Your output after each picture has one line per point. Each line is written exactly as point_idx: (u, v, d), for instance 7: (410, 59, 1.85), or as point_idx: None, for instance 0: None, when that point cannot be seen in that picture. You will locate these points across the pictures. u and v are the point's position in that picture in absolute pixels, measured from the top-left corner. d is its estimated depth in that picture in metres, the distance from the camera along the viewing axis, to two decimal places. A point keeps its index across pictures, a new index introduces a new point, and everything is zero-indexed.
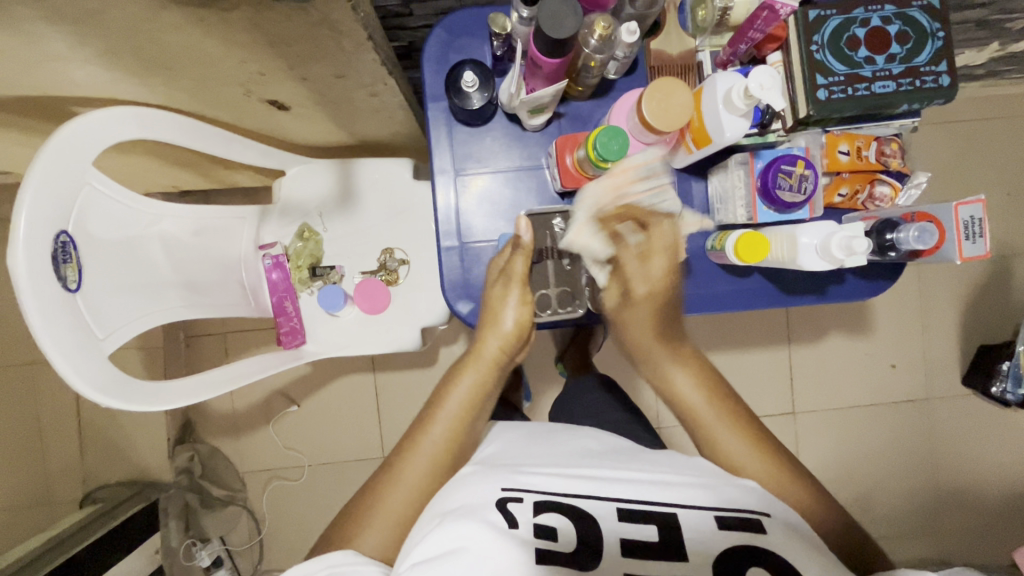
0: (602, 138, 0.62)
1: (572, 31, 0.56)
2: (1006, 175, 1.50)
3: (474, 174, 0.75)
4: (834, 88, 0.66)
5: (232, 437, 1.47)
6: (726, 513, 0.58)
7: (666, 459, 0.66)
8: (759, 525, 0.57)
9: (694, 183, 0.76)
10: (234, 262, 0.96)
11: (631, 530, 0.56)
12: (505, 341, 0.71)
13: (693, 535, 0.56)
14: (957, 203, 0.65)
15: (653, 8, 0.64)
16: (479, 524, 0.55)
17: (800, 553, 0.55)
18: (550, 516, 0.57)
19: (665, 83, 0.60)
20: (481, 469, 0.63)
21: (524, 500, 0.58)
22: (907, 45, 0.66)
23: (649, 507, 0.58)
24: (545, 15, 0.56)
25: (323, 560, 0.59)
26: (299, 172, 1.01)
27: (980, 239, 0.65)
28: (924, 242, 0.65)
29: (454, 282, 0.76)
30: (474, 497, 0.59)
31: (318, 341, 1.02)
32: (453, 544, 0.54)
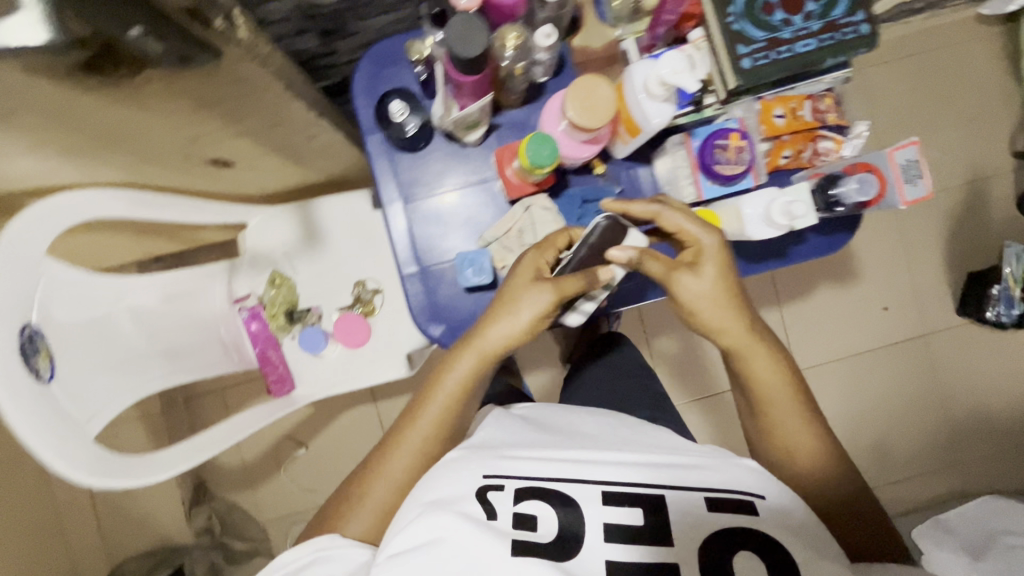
0: (531, 146, 0.62)
1: (481, 47, 0.56)
2: (965, 101, 1.51)
3: (423, 197, 0.74)
4: (756, 56, 0.66)
5: (247, 489, 1.47)
6: (716, 495, 0.62)
7: (671, 446, 0.68)
8: (750, 508, 0.61)
9: (640, 169, 0.76)
10: (211, 320, 0.97)
11: (616, 511, 0.61)
12: (512, 330, 0.67)
13: (680, 517, 0.60)
14: (891, 149, 0.66)
15: (565, 8, 0.65)
16: (455, 516, 0.58)
17: (790, 537, 0.59)
18: (530, 505, 0.61)
19: (585, 79, 0.60)
20: (466, 453, 0.66)
21: (505, 489, 0.62)
22: (822, 2, 0.67)
23: (631, 489, 0.62)
24: (453, 38, 0.56)
25: (311, 544, 0.64)
26: (261, 222, 1.02)
27: (919, 180, 0.65)
28: (866, 193, 0.67)
29: (422, 308, 0.74)
30: (455, 488, 0.62)
31: (307, 383, 1.03)
32: (431, 535, 0.57)
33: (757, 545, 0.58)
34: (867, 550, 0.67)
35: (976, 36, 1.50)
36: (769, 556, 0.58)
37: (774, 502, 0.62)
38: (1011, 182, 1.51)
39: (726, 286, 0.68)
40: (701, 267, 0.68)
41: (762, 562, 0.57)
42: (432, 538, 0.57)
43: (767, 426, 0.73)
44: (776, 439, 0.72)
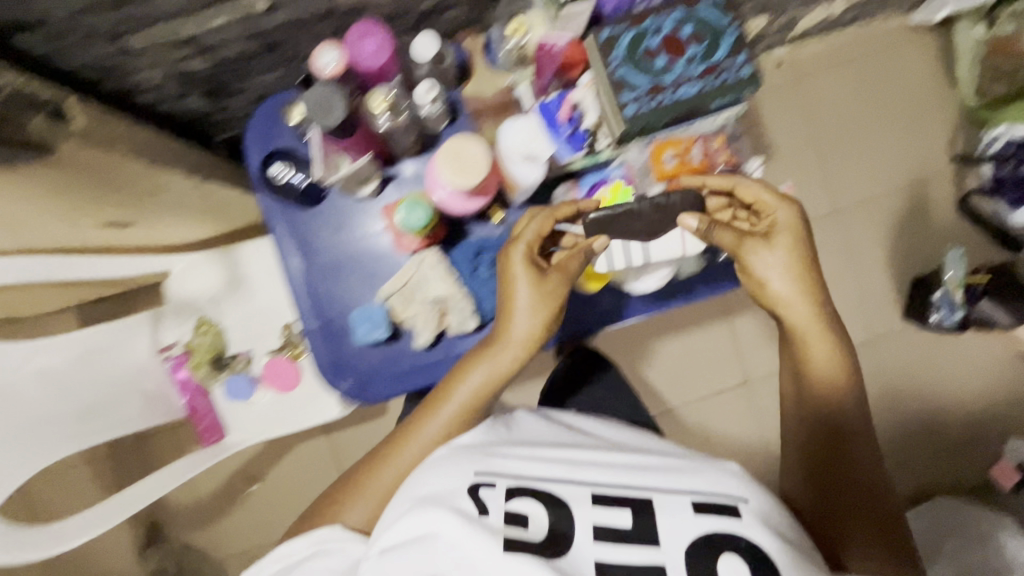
0: (405, 217, 0.64)
1: (343, 109, 0.55)
2: (901, 108, 1.53)
3: (324, 252, 0.73)
4: (639, 102, 0.66)
5: (202, 527, 1.46)
6: (704, 497, 0.59)
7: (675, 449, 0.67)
8: (734, 511, 0.58)
9: (542, 214, 0.75)
10: (134, 373, 0.96)
11: (605, 513, 0.58)
12: (534, 327, 0.68)
13: (667, 519, 0.57)
14: (762, 203, 0.78)
15: (446, 62, 0.65)
16: (446, 512, 0.56)
17: (775, 543, 0.56)
18: (520, 504, 0.58)
19: (453, 142, 0.60)
20: (452, 451, 0.63)
21: (495, 485, 0.59)
22: (704, 44, 0.67)
23: (619, 491, 0.59)
24: (312, 106, 0.55)
25: (313, 536, 0.65)
26: (184, 269, 1.01)
27: (786, 231, 0.77)
28: (738, 240, 0.76)
29: (326, 365, 0.73)
30: (448, 482, 0.59)
31: (239, 429, 1.02)
32: (421, 531, 0.56)
33: (743, 549, 0.56)
34: (875, 546, 0.66)
35: (910, 43, 1.51)
36: (757, 563, 0.55)
37: (757, 506, 0.59)
38: (950, 185, 1.54)
39: (798, 249, 0.70)
40: (776, 244, 0.70)
41: (745, 562, 0.55)
42: (426, 533, 0.56)
43: (817, 399, 0.73)
44: (823, 417, 0.73)
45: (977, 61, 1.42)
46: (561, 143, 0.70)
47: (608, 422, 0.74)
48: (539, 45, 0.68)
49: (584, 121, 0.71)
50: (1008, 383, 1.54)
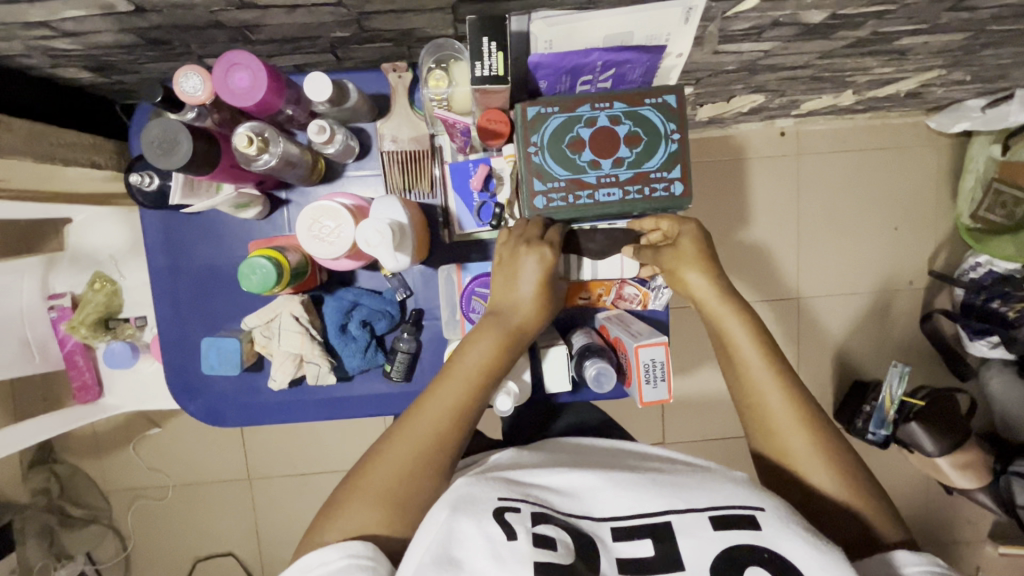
0: (259, 269, 0.56)
1: (189, 145, 0.50)
2: (894, 209, 1.46)
3: (195, 264, 0.68)
4: (552, 195, 0.61)
5: (95, 457, 1.46)
6: (720, 511, 0.54)
7: (689, 472, 0.62)
8: (755, 522, 0.53)
9: (434, 281, 0.69)
10: (14, 318, 0.92)
11: (627, 547, 0.53)
12: (535, 310, 0.62)
13: (690, 544, 0.52)
14: (639, 347, 0.67)
15: (349, 99, 0.59)
16: (475, 528, 0.51)
17: (810, 552, 0.51)
18: (547, 527, 0.53)
19: (314, 209, 0.55)
20: (478, 478, 0.59)
21: (521, 510, 0.54)
22: (637, 149, 0.60)
23: (644, 519, 0.55)
24: (151, 139, 0.50)
25: (341, 548, 0.51)
26: (87, 220, 0.95)
27: (660, 384, 0.68)
28: (601, 380, 0.68)
29: (176, 380, 0.69)
30: (476, 496, 0.54)
31: (118, 394, 0.99)
32: (455, 554, 0.50)
33: (773, 565, 0.50)
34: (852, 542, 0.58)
35: (922, 144, 1.43)
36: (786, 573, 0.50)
37: (775, 513, 0.54)
38: (921, 298, 1.49)
39: (699, 246, 0.67)
40: (677, 242, 0.68)
41: None
42: (456, 556, 0.50)
43: (744, 408, 0.66)
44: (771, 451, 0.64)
45: (983, 183, 1.35)
46: (468, 212, 0.66)
47: (604, 452, 0.70)
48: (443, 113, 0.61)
49: (497, 194, 0.65)
50: (915, 502, 1.54)
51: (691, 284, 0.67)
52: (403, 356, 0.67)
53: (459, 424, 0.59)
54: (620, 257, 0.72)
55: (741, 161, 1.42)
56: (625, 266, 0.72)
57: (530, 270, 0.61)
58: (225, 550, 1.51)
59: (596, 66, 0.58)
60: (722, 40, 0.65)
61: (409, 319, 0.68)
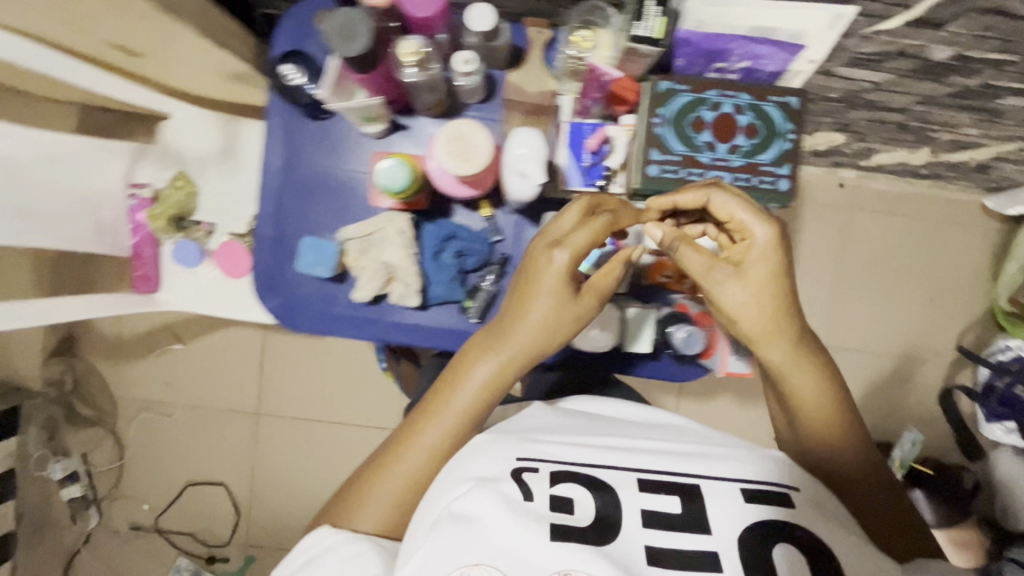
0: (382, 171, 0.61)
1: (368, 43, 0.54)
2: (935, 280, 1.49)
3: (307, 169, 0.70)
4: (666, 167, 0.63)
5: (112, 361, 1.46)
6: (752, 484, 0.56)
7: (703, 432, 0.63)
8: (787, 501, 0.55)
9: (526, 230, 0.72)
10: (96, 196, 0.94)
11: (651, 500, 0.55)
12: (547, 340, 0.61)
13: (714, 509, 0.54)
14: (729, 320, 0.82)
15: (497, 40, 0.62)
16: (492, 496, 0.54)
17: (838, 532, 0.54)
18: (567, 487, 0.56)
19: (461, 125, 0.58)
20: (497, 436, 0.61)
21: (540, 471, 0.57)
22: (753, 140, 0.63)
23: (671, 476, 0.56)
24: (334, 30, 0.54)
25: (319, 537, 0.60)
26: (184, 120, 0.98)
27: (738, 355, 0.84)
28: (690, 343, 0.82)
29: (262, 274, 0.71)
30: (493, 465, 0.57)
31: (172, 292, 1.01)
32: (470, 513, 0.53)
33: (798, 542, 0.53)
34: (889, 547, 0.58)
35: (971, 224, 1.47)
36: (810, 552, 0.52)
37: (809, 494, 0.56)
38: (944, 372, 1.50)
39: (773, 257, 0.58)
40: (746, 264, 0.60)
41: (801, 553, 0.52)
42: (460, 512, 0.53)
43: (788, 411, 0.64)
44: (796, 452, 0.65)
45: None
46: (577, 170, 0.68)
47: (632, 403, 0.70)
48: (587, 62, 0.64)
49: (608, 160, 0.68)
50: None
51: (728, 305, 0.61)
52: (486, 292, 0.69)
53: (462, 436, 0.62)
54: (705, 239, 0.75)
55: (798, 203, 1.45)
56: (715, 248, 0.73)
57: (545, 297, 0.61)
58: (217, 481, 1.50)
59: (733, 54, 0.61)
60: (846, 61, 0.68)
61: (497, 262, 0.70)
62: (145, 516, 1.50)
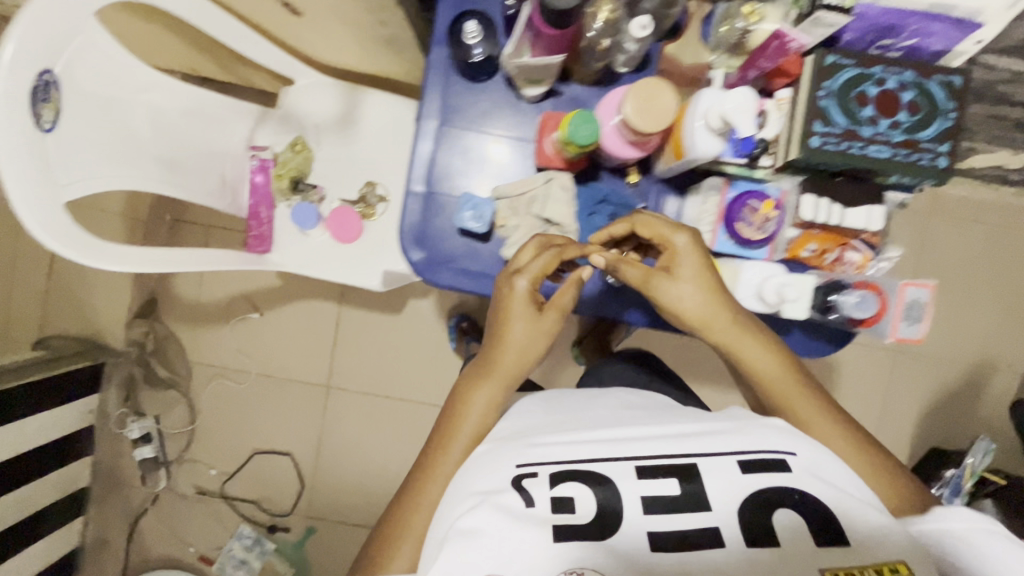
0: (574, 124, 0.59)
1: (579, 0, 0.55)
2: (1011, 290, 1.48)
3: (461, 129, 0.74)
4: (829, 138, 0.64)
5: (190, 326, 1.49)
6: (750, 455, 0.55)
7: (691, 417, 0.62)
8: (786, 466, 0.54)
9: (670, 198, 0.74)
10: (222, 154, 0.97)
11: (653, 486, 0.54)
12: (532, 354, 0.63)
13: (716, 488, 0.53)
14: (905, 284, 0.65)
15: (673, 8, 0.61)
16: (494, 510, 0.52)
17: (836, 492, 0.53)
18: (565, 486, 0.54)
19: (648, 85, 0.58)
20: (496, 444, 0.59)
21: (538, 474, 0.55)
22: (915, 117, 0.64)
23: (668, 460, 0.55)
24: None
25: None
26: (307, 86, 1.01)
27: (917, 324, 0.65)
28: (862, 312, 0.62)
29: (411, 228, 0.74)
30: (492, 475, 0.55)
31: (283, 253, 1.03)
32: (474, 526, 0.51)
33: (810, 513, 0.51)
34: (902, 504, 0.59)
35: None
36: (822, 526, 0.51)
37: (806, 458, 0.55)
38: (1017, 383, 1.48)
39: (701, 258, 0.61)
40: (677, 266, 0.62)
41: (808, 524, 0.51)
42: (464, 528, 0.52)
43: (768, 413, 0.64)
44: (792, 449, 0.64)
45: None
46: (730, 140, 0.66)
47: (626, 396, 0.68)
48: (777, 30, 0.62)
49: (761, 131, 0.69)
50: None
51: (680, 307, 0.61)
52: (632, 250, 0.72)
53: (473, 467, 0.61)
54: (868, 207, 0.68)
55: None
56: (872, 218, 0.68)
57: (521, 318, 0.62)
58: (284, 450, 1.52)
59: (905, 30, 0.63)
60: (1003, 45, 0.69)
61: None
62: (211, 480, 1.52)
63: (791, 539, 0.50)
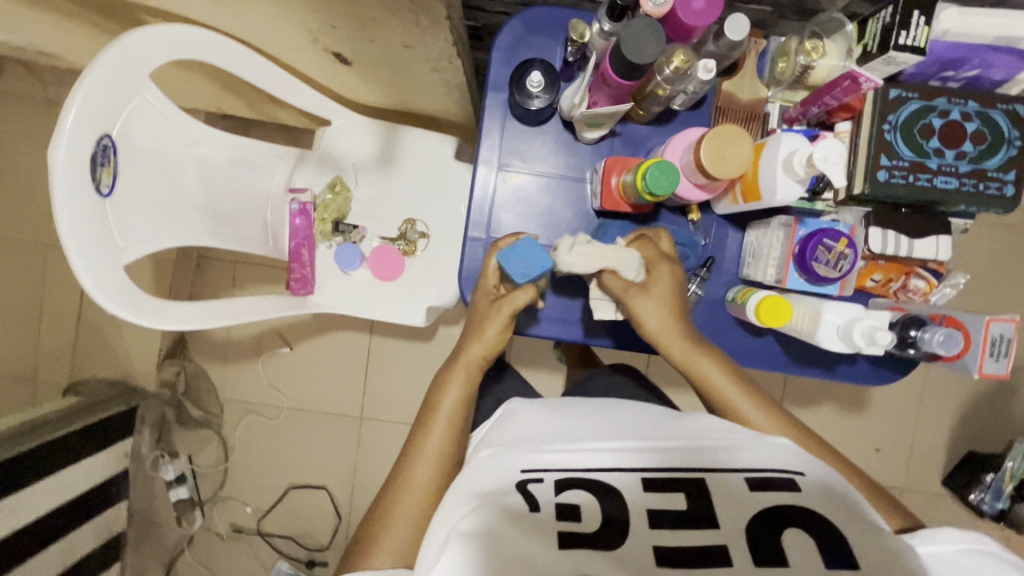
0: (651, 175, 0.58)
1: (652, 57, 0.55)
2: None
3: (515, 171, 0.74)
4: (895, 172, 0.64)
5: (221, 363, 1.49)
6: (758, 473, 0.53)
7: (668, 415, 0.61)
8: (793, 484, 0.52)
9: (730, 233, 0.74)
10: (264, 201, 0.96)
11: (659, 499, 0.51)
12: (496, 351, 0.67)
13: (724, 502, 0.50)
14: (991, 318, 0.60)
15: (735, 51, 0.62)
16: (500, 512, 0.50)
17: (844, 512, 0.50)
18: (572, 493, 0.52)
19: (727, 130, 0.57)
20: (500, 451, 0.57)
21: (545, 480, 0.53)
22: (981, 146, 0.64)
23: (675, 473, 0.52)
24: (627, 36, 0.55)
25: None
26: (344, 126, 1.00)
27: (1004, 359, 0.60)
28: (947, 349, 0.60)
29: (472, 274, 0.75)
30: (494, 481, 0.54)
31: (326, 294, 1.02)
32: (482, 531, 0.48)
33: (813, 530, 0.48)
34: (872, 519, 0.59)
35: None
36: (827, 542, 0.47)
37: (816, 477, 0.53)
38: None
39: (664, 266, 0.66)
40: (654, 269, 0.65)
41: (816, 541, 0.47)
42: (464, 530, 0.49)
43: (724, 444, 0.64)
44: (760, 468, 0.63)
45: None
46: None
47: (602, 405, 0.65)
48: (850, 70, 0.61)
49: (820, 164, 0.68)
50: None
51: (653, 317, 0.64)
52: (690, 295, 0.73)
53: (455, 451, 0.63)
54: (935, 237, 0.68)
55: None
56: (939, 247, 0.68)
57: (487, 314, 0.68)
58: (319, 484, 1.50)
59: (969, 62, 0.63)
60: None
61: (706, 264, 0.72)
62: (247, 518, 1.50)
63: (803, 559, 0.46)
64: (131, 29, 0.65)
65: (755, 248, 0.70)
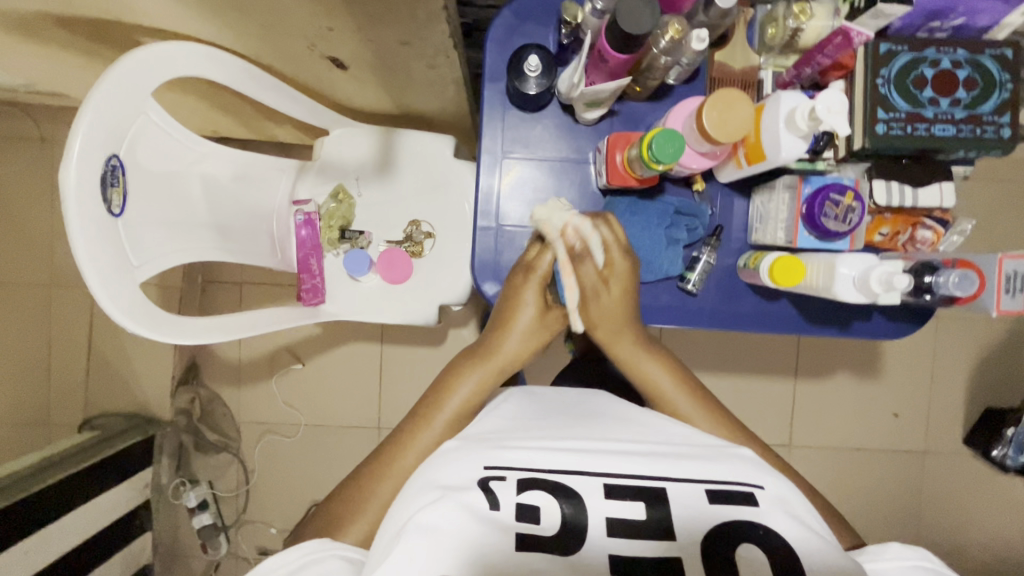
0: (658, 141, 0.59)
1: (648, 29, 0.57)
2: None
3: (518, 159, 0.75)
4: (893, 124, 0.65)
5: (234, 385, 1.49)
6: (718, 486, 0.52)
7: (631, 419, 0.62)
8: (751, 500, 0.51)
9: (735, 200, 0.75)
10: (269, 215, 0.97)
11: (619, 507, 0.50)
12: (528, 344, 0.71)
13: (683, 512, 0.50)
14: (1003, 255, 0.61)
15: (726, 19, 0.63)
16: (458, 508, 0.49)
17: (801, 531, 0.49)
18: (533, 494, 0.51)
19: (726, 93, 0.58)
20: (464, 444, 0.57)
21: (507, 478, 0.52)
22: (974, 92, 0.65)
23: (637, 480, 0.52)
24: (623, 10, 0.56)
25: (299, 548, 0.55)
26: (343, 134, 1.01)
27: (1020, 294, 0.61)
28: (963, 289, 0.61)
29: (485, 263, 0.75)
30: (454, 477, 0.52)
31: (337, 302, 1.02)
32: (439, 526, 0.47)
33: (769, 546, 0.48)
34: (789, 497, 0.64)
35: None
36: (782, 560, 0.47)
37: (775, 492, 0.53)
38: None
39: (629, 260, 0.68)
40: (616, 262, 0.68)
41: (769, 558, 0.47)
42: (421, 522, 0.48)
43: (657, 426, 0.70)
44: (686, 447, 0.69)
45: None
46: None
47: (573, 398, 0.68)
48: (839, 27, 0.63)
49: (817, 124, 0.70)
50: None
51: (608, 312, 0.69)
52: (702, 265, 0.73)
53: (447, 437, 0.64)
54: (938, 184, 0.70)
55: None
56: (943, 194, 0.69)
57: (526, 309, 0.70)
58: None
59: (953, 11, 0.65)
60: None
61: (715, 233, 0.73)
62: (272, 539, 1.48)
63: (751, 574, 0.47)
64: (131, 50, 0.66)
65: (762, 213, 0.71)
